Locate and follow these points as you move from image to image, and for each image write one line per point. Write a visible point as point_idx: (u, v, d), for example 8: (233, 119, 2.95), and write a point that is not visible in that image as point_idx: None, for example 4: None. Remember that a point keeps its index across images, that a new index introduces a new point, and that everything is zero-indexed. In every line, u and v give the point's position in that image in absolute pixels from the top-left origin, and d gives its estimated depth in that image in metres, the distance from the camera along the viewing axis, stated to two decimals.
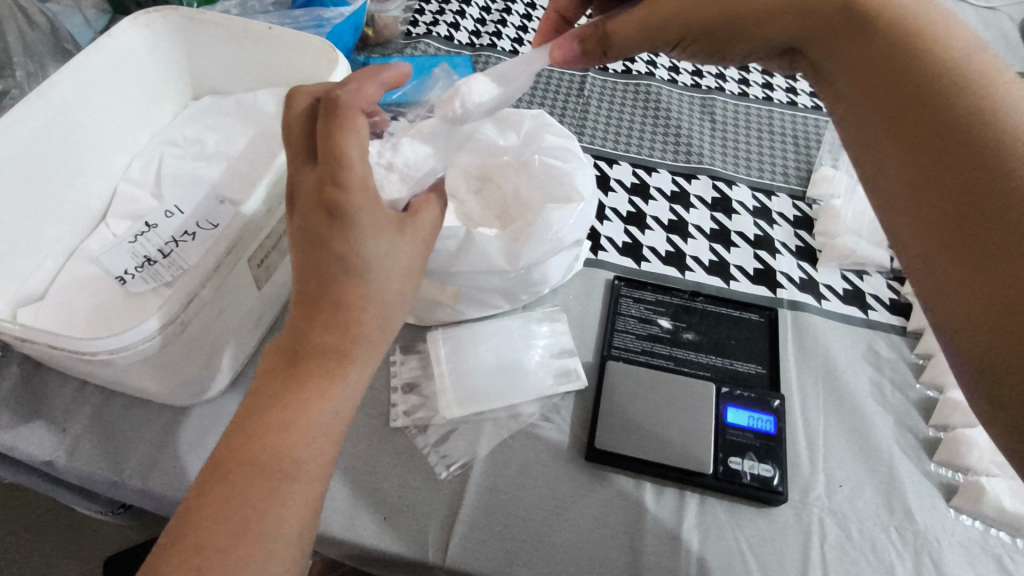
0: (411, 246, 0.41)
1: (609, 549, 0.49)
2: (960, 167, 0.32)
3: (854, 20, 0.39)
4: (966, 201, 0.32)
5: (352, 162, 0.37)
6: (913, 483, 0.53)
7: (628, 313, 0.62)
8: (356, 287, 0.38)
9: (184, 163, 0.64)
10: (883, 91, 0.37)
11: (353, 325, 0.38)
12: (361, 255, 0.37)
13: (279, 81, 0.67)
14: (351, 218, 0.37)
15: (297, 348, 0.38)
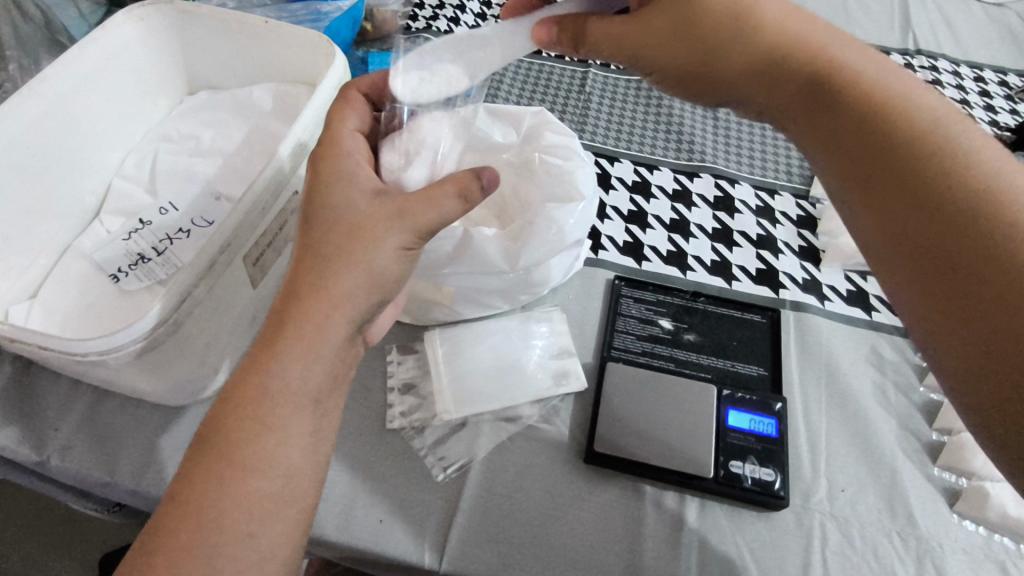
0: (378, 207, 0.41)
1: (608, 553, 0.48)
2: (946, 228, 0.36)
3: (824, 92, 0.42)
4: (952, 260, 0.35)
5: (343, 136, 0.45)
6: (916, 488, 0.52)
7: (628, 313, 0.61)
8: (313, 239, 0.40)
9: (179, 159, 0.63)
10: (867, 158, 0.40)
11: (311, 278, 0.39)
12: (326, 208, 0.41)
13: (276, 76, 0.66)
14: (321, 172, 0.42)
15: (285, 315, 0.39)
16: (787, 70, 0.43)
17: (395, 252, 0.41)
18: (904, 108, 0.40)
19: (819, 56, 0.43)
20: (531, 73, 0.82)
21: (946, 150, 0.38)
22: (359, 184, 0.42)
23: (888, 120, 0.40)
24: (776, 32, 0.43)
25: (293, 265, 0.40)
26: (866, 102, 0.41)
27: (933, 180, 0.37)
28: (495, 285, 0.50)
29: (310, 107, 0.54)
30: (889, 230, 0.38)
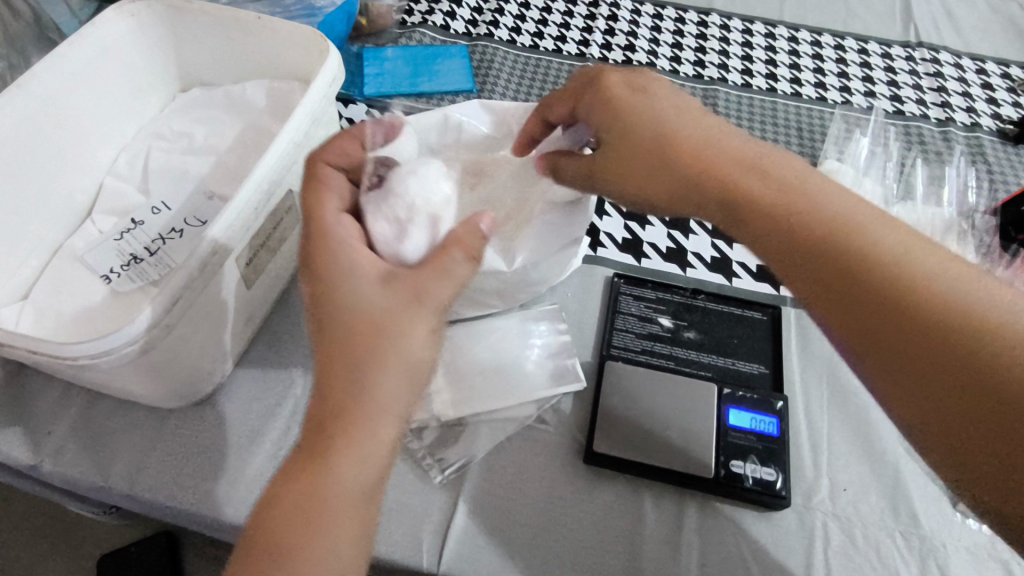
0: (396, 293, 0.39)
1: (607, 555, 0.48)
2: (912, 324, 0.32)
3: (761, 206, 0.39)
4: (924, 359, 0.32)
5: (329, 215, 0.42)
6: (919, 487, 0.52)
7: (627, 311, 0.60)
8: (335, 341, 0.38)
9: (171, 157, 0.62)
10: (832, 289, 0.35)
11: (377, 369, 0.37)
12: (340, 299, 0.38)
13: (269, 72, 0.65)
14: (322, 261, 0.40)
15: (320, 421, 0.37)
16: (697, 176, 0.41)
17: (423, 339, 0.39)
18: (849, 229, 0.36)
19: (687, 161, 0.42)
20: (528, 68, 0.81)
21: (861, 246, 0.35)
22: (371, 269, 0.40)
23: (835, 237, 0.36)
24: (739, 151, 0.41)
25: (318, 369, 0.38)
26: (844, 250, 0.35)
27: (895, 302, 0.33)
28: None
29: (303, 102, 0.53)
30: (849, 323, 0.34)
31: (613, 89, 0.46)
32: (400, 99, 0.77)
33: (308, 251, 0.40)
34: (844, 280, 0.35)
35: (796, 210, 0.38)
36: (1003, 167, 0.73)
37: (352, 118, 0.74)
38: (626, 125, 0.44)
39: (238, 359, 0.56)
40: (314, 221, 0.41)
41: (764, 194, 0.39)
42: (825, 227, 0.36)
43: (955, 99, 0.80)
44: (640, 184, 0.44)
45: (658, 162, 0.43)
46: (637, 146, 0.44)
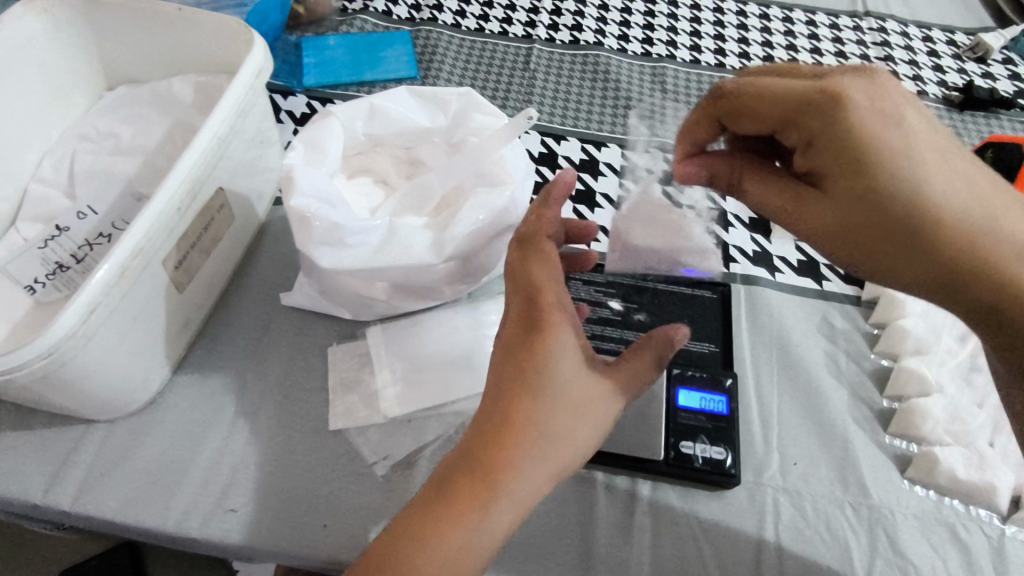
0: (598, 382, 0.39)
1: (559, 543, 0.48)
2: (938, 247, 0.40)
3: (912, 234, 0.40)
4: (942, 270, 0.41)
5: (546, 289, 0.39)
6: (867, 456, 0.52)
7: (577, 296, 0.59)
8: (528, 411, 0.36)
9: (98, 160, 0.60)
10: (890, 241, 0.41)
11: (520, 460, 0.36)
12: (534, 395, 0.37)
13: (196, 66, 0.62)
14: (541, 341, 0.37)
15: (488, 461, 0.36)
16: (855, 192, 0.41)
17: (594, 414, 0.38)
18: (955, 212, 0.40)
19: (871, 157, 0.39)
20: (473, 52, 0.79)
21: (970, 233, 0.40)
22: (570, 352, 0.38)
23: (933, 217, 0.40)
24: (906, 147, 0.40)
25: (500, 416, 0.36)
26: (938, 215, 0.40)
27: (959, 240, 0.40)
28: (424, 280, 0.46)
29: (225, 97, 0.51)
30: (856, 254, 0.43)
31: (777, 83, 0.42)
32: (341, 89, 0.74)
33: (520, 334, 0.38)
34: (921, 229, 0.40)
35: (951, 208, 0.40)
36: (949, 133, 0.73)
37: (291, 110, 0.71)
38: (808, 125, 0.41)
39: (176, 365, 0.54)
40: (528, 300, 0.39)
41: (919, 198, 0.40)
42: (939, 216, 0.40)
43: (901, 67, 0.80)
44: (844, 200, 0.41)
45: (861, 177, 0.40)
46: (841, 160, 0.40)
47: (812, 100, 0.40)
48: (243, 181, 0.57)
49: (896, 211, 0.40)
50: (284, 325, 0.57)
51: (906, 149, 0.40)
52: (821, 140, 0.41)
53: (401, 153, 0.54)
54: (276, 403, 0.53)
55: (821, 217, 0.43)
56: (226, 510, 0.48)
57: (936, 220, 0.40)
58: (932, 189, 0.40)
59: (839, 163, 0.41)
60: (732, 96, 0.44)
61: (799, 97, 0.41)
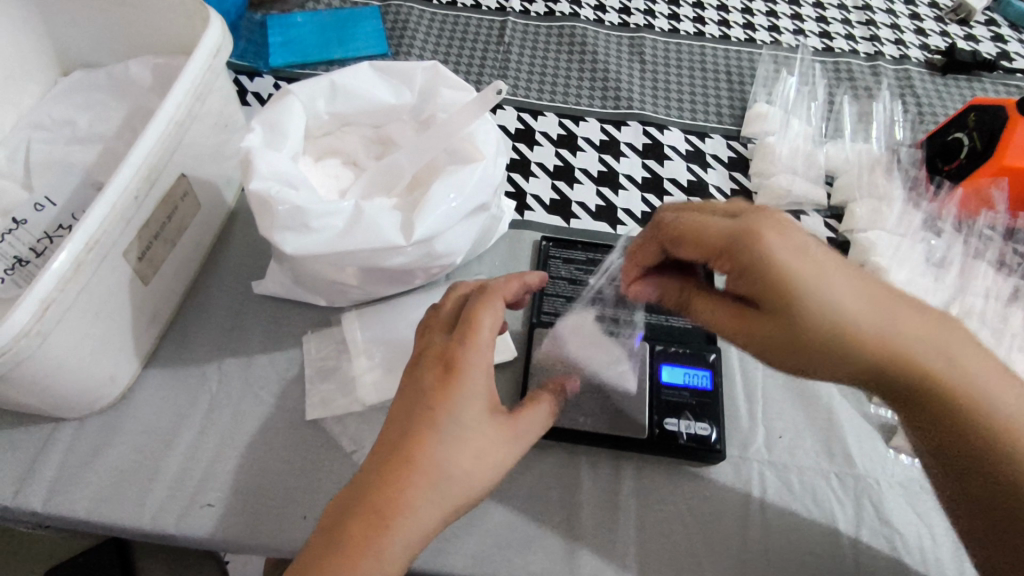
0: (502, 432, 0.39)
1: (545, 525, 0.47)
2: (978, 455, 0.37)
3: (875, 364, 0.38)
4: (995, 501, 0.37)
5: (477, 329, 0.40)
6: (852, 427, 0.52)
7: (558, 275, 0.58)
8: (425, 437, 0.37)
9: (55, 149, 0.57)
10: (946, 435, 0.38)
11: (415, 496, 0.36)
12: (437, 438, 0.37)
13: (154, 48, 0.59)
14: (457, 382, 0.38)
15: (384, 476, 0.36)
16: (808, 350, 0.39)
17: (489, 470, 0.38)
18: (964, 386, 0.37)
19: (819, 325, 0.38)
20: (445, 27, 0.77)
21: (999, 428, 0.37)
22: (480, 399, 0.39)
23: (938, 397, 0.38)
24: (849, 319, 0.38)
25: (404, 434, 0.37)
26: (957, 416, 0.37)
27: (985, 443, 0.37)
28: (394, 263, 0.44)
29: (180, 80, 0.49)
30: (938, 459, 0.39)
31: (711, 222, 0.41)
32: (310, 68, 0.72)
33: (439, 371, 0.39)
34: (940, 418, 0.38)
35: (962, 392, 0.37)
36: (931, 98, 0.72)
37: (258, 91, 0.69)
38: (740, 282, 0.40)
39: (146, 359, 0.53)
40: (457, 340, 0.40)
41: (900, 358, 0.38)
42: (945, 391, 0.38)
43: (883, 32, 0.78)
44: (777, 349, 0.40)
45: (793, 339, 0.39)
46: (782, 330, 0.39)
47: (747, 249, 0.38)
48: (209, 167, 0.55)
49: (882, 367, 0.38)
50: (257, 315, 0.56)
51: (872, 338, 0.38)
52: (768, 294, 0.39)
53: (370, 132, 0.52)
54: (252, 394, 0.52)
55: (785, 360, 0.41)
56: (203, 505, 0.47)
57: (918, 381, 0.38)
58: (914, 348, 0.37)
59: (778, 334, 0.40)
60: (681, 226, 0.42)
61: (732, 238, 0.39)
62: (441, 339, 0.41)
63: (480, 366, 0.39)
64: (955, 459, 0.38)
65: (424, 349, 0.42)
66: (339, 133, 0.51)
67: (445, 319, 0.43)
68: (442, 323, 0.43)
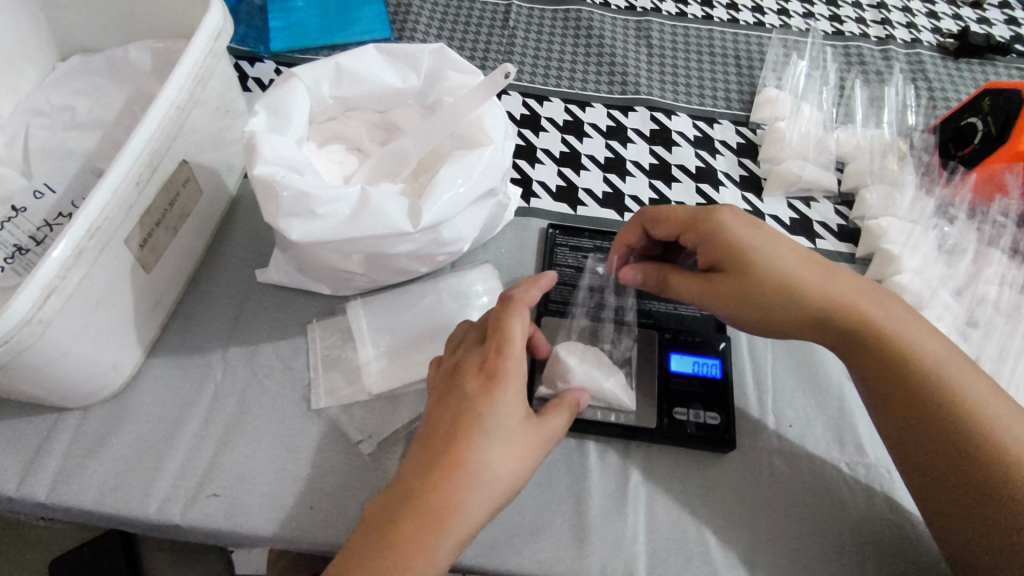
0: (538, 434, 0.40)
1: (554, 515, 0.46)
2: (920, 407, 0.41)
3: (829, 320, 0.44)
4: (949, 461, 0.40)
5: (513, 338, 0.40)
6: (863, 415, 0.51)
7: (564, 263, 0.57)
8: (466, 439, 0.37)
9: (54, 135, 0.57)
10: (894, 391, 0.42)
11: (460, 498, 0.36)
12: (484, 444, 0.37)
13: (153, 31, 0.58)
14: (499, 391, 0.39)
15: (427, 478, 0.37)
16: (763, 309, 0.45)
17: (527, 470, 0.39)
18: (899, 338, 0.43)
19: (762, 282, 0.45)
20: (449, 11, 0.75)
21: (933, 376, 0.42)
22: (518, 406, 0.39)
23: (878, 350, 0.43)
24: (793, 276, 0.44)
25: (444, 436, 0.38)
26: (895, 368, 0.42)
27: (927, 393, 0.41)
28: (401, 250, 0.43)
29: (181, 64, 0.48)
30: (892, 424, 0.43)
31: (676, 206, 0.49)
32: (312, 53, 0.71)
33: (480, 380, 0.39)
34: (882, 372, 0.43)
35: (894, 343, 0.43)
36: (943, 82, 0.70)
37: (260, 77, 0.68)
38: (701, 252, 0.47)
39: (149, 349, 0.52)
40: (493, 350, 0.40)
41: (834, 314, 0.44)
42: (881, 343, 0.43)
43: (895, 15, 0.77)
44: (736, 310, 0.46)
45: (750, 297, 0.45)
46: (740, 292, 0.45)
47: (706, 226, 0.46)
48: (210, 153, 0.54)
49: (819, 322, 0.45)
50: (262, 303, 0.55)
51: (808, 295, 0.44)
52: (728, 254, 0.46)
53: (375, 118, 0.51)
54: (256, 383, 0.51)
55: (747, 321, 0.46)
56: (208, 495, 0.46)
57: (857, 338, 0.44)
58: (846, 303, 0.44)
59: (736, 297, 0.46)
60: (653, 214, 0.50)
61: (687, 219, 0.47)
62: (477, 350, 0.41)
63: (516, 371, 0.40)
64: (905, 415, 0.42)
65: (459, 362, 0.42)
66: (343, 119, 0.51)
67: (479, 331, 0.43)
68: (474, 336, 0.44)
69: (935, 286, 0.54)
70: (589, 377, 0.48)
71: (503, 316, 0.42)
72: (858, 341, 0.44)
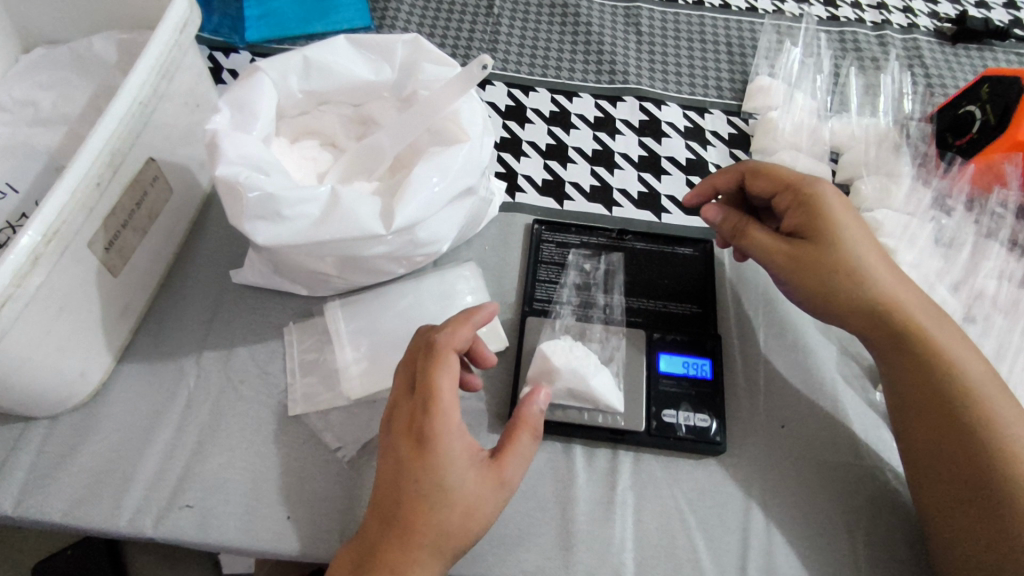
0: (485, 482, 0.39)
1: (538, 523, 0.45)
2: (945, 404, 0.42)
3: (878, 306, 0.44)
4: (959, 456, 0.41)
5: (440, 392, 0.39)
6: (857, 415, 0.50)
7: (550, 260, 0.55)
8: (411, 504, 0.38)
9: (17, 132, 0.54)
10: (920, 380, 0.43)
11: (416, 558, 0.37)
12: (428, 505, 0.38)
13: (118, 21, 0.56)
14: (431, 452, 0.38)
15: (380, 547, 0.38)
16: (818, 282, 0.45)
17: (482, 516, 0.39)
18: (941, 343, 0.43)
19: (839, 257, 0.45)
20: None
21: (966, 384, 0.42)
22: (458, 457, 0.39)
23: (915, 346, 0.43)
24: (861, 259, 0.45)
25: (390, 505, 0.38)
26: (933, 361, 0.43)
27: (952, 393, 0.42)
28: (375, 252, 0.41)
29: (144, 56, 0.45)
30: (908, 408, 0.44)
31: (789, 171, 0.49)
32: (288, 43, 0.68)
33: (413, 441, 0.39)
34: (918, 364, 0.43)
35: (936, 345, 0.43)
36: (941, 68, 0.68)
37: (234, 69, 0.65)
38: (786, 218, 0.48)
39: (119, 355, 0.50)
40: (422, 408, 0.39)
41: (893, 306, 0.44)
42: (927, 342, 0.43)
43: None
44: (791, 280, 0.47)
45: (812, 269, 0.45)
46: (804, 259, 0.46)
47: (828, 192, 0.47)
48: (180, 150, 0.52)
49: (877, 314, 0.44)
50: (237, 305, 0.53)
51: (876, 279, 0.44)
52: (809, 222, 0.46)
53: (349, 112, 0.49)
54: (230, 389, 0.49)
55: (799, 290, 0.46)
56: (181, 506, 0.45)
57: (901, 329, 0.44)
58: (901, 297, 0.44)
59: (799, 264, 0.46)
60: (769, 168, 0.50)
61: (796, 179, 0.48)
62: (406, 402, 0.41)
63: (447, 426, 0.39)
64: (928, 403, 0.42)
65: (393, 413, 0.41)
66: (316, 113, 0.48)
67: (408, 375, 0.42)
68: (405, 380, 0.42)
69: (932, 281, 0.52)
70: (574, 374, 0.46)
71: (428, 368, 0.40)
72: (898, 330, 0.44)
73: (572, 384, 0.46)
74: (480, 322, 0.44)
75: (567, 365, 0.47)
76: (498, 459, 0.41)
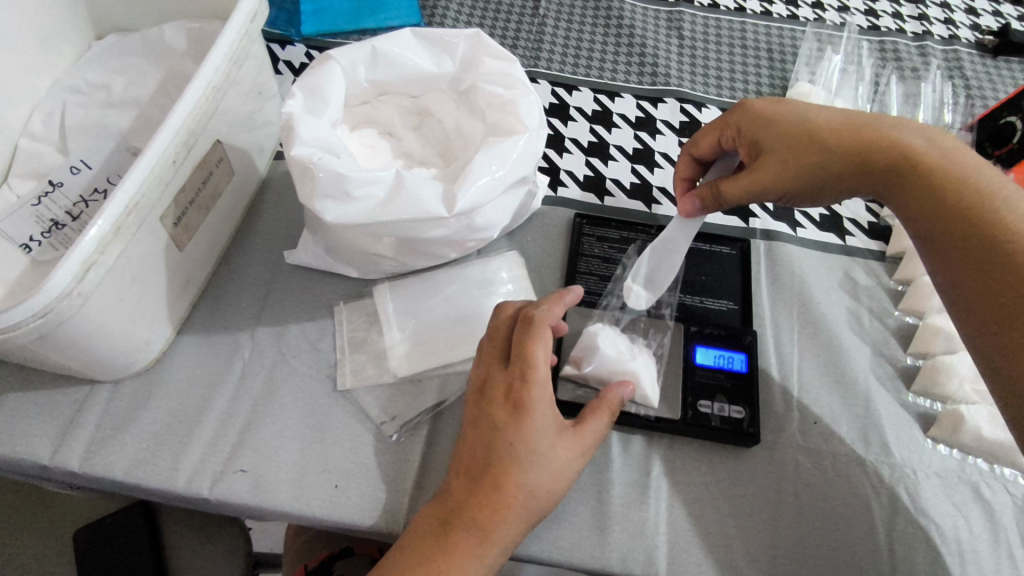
0: (573, 451, 0.42)
1: (576, 503, 0.47)
2: (988, 252, 0.39)
3: (906, 175, 0.43)
4: None
5: (536, 364, 0.41)
6: (890, 414, 0.51)
7: (591, 253, 0.57)
8: (506, 465, 0.40)
9: (90, 114, 0.58)
10: (949, 222, 0.41)
11: (508, 516, 0.39)
12: (519, 467, 0.40)
13: (186, 12, 0.59)
14: (527, 419, 0.40)
15: (468, 504, 0.39)
16: (822, 140, 0.45)
17: (566, 481, 0.41)
18: (987, 198, 0.40)
19: (912, 157, 0.43)
20: None
21: (1003, 223, 0.39)
22: (549, 425, 0.41)
23: (944, 173, 0.42)
24: (870, 149, 0.44)
25: (484, 463, 0.40)
26: (962, 198, 0.41)
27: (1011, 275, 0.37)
28: (435, 234, 0.44)
29: (218, 43, 0.48)
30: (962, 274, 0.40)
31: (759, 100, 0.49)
32: (342, 37, 0.71)
33: (509, 409, 0.41)
34: (930, 191, 0.42)
35: (964, 173, 0.42)
36: (981, 80, 0.69)
37: (290, 60, 0.68)
38: (783, 174, 0.46)
39: (179, 326, 0.53)
40: (519, 377, 0.41)
41: (920, 151, 0.43)
42: (950, 195, 0.41)
43: (932, 11, 0.76)
44: (784, 169, 0.46)
45: (810, 153, 0.45)
46: (836, 122, 0.45)
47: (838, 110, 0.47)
48: (242, 135, 0.54)
49: (918, 178, 0.42)
50: (291, 284, 0.56)
51: (869, 144, 0.44)
52: (768, 139, 0.47)
53: (408, 103, 0.52)
54: (284, 363, 0.52)
55: (818, 174, 0.46)
56: (235, 471, 0.47)
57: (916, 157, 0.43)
58: (942, 166, 0.42)
59: (803, 162, 0.46)
60: (764, 123, 0.47)
61: (756, 140, 0.48)
62: (501, 373, 0.43)
63: (540, 394, 0.41)
64: (945, 244, 0.41)
65: (485, 384, 0.43)
66: (378, 105, 0.52)
67: (497, 348, 0.44)
68: (497, 348, 0.44)
69: None
70: (615, 359, 0.48)
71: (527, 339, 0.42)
72: (902, 160, 0.43)
73: (612, 367, 0.48)
74: (571, 303, 0.46)
75: (609, 351, 0.49)
76: (580, 428, 0.43)
